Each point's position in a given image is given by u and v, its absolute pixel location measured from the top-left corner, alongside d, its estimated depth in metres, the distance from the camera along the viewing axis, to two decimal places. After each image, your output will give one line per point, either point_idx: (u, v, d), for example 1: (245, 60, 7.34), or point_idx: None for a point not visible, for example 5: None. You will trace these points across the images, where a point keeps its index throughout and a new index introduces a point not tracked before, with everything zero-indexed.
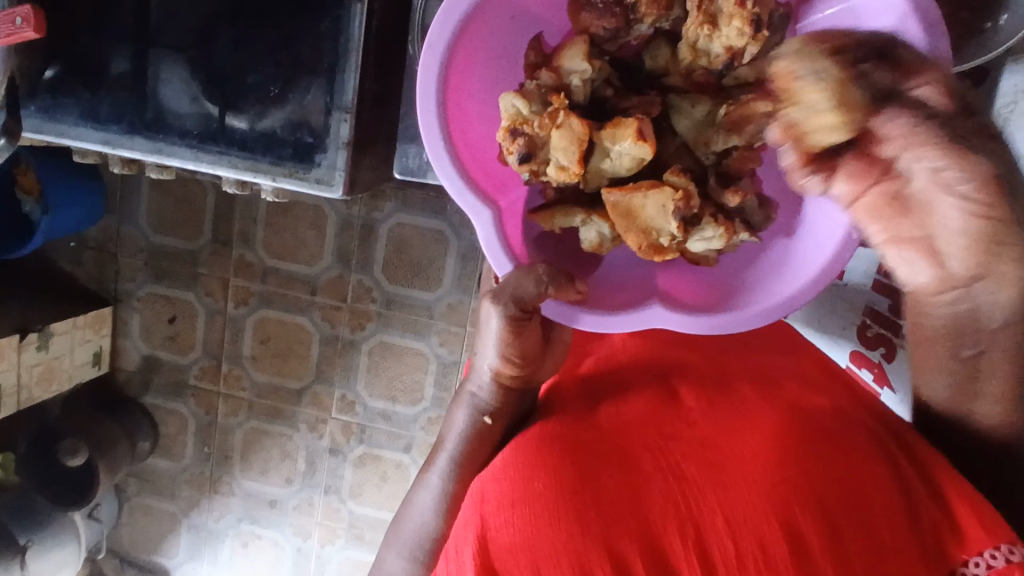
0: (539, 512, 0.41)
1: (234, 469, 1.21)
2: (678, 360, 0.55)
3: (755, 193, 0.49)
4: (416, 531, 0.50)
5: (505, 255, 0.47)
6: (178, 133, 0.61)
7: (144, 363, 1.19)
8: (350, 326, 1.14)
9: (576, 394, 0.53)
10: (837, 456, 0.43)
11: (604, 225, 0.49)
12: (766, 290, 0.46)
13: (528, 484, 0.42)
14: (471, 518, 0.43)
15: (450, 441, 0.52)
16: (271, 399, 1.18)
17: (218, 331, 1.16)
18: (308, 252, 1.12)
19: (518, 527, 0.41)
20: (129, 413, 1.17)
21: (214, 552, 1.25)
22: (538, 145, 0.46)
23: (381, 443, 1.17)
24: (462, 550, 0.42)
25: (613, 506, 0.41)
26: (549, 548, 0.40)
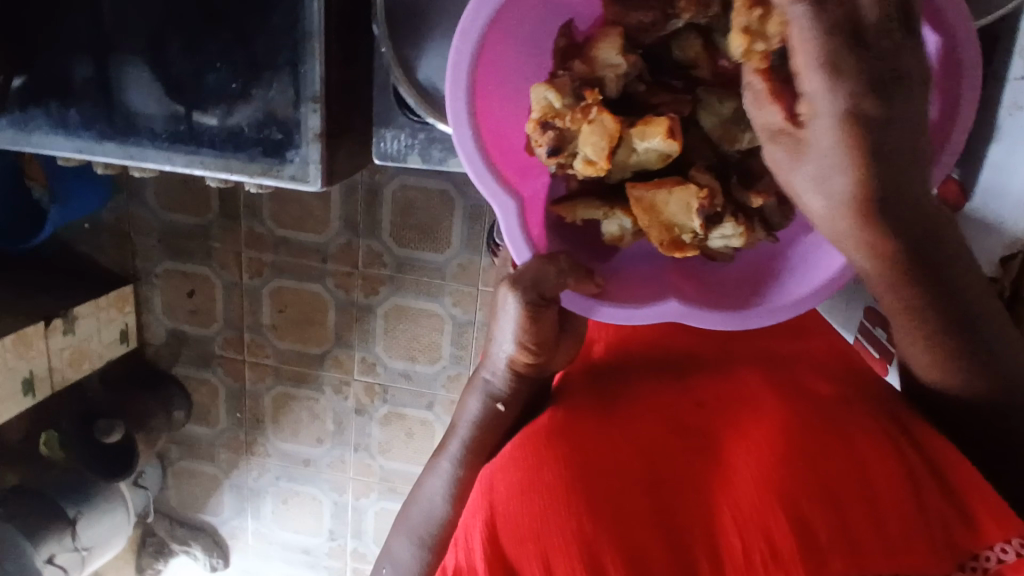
0: (549, 503, 0.46)
1: (267, 432, 1.26)
2: (691, 357, 0.61)
3: (777, 192, 0.51)
4: (426, 513, 0.61)
5: (525, 244, 0.53)
6: (149, 135, 0.69)
7: (171, 336, 1.22)
8: (364, 292, 1.14)
9: (587, 385, 0.59)
10: (836, 443, 0.46)
11: (626, 219, 0.52)
12: (779, 290, 0.52)
13: (536, 476, 0.48)
14: (480, 507, 0.49)
15: (462, 428, 0.61)
16: (296, 365, 1.21)
17: (237, 302, 1.18)
18: (315, 220, 1.12)
19: (526, 515, 0.46)
20: (162, 384, 1.22)
21: (258, 508, 1.31)
22: (568, 138, 0.49)
23: (405, 402, 1.19)
24: (472, 536, 0.48)
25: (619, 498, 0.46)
26: (555, 535, 0.45)
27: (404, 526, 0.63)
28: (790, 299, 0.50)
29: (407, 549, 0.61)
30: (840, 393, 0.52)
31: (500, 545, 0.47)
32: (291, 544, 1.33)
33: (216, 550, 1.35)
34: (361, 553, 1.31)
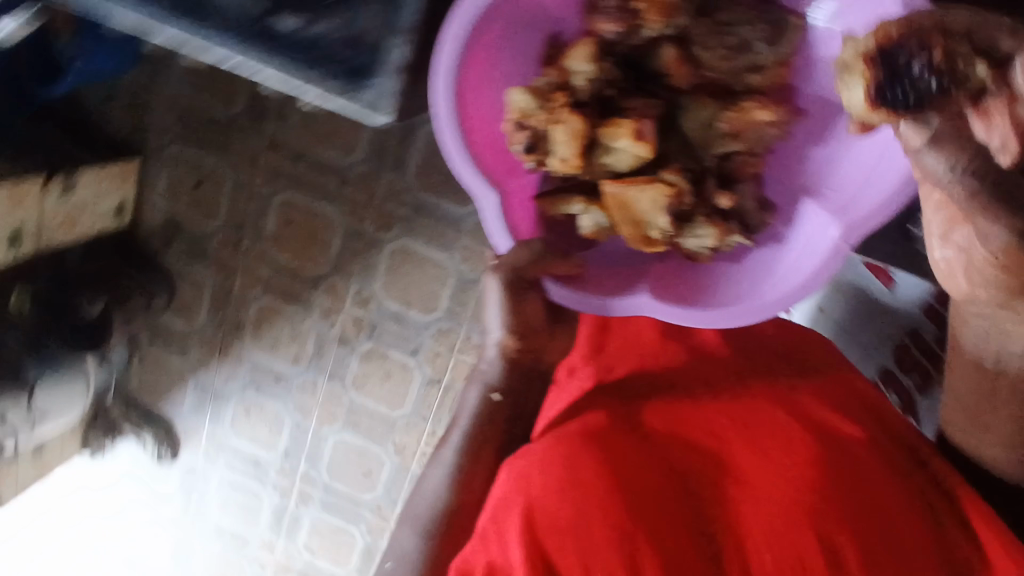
0: (581, 516, 0.58)
1: (245, 339, 1.23)
2: (688, 383, 0.70)
3: (755, 198, 0.60)
4: (427, 504, 0.66)
5: (505, 230, 0.60)
6: (220, 20, 0.63)
7: (167, 222, 1.17)
8: (375, 225, 1.11)
9: (617, 426, 0.66)
10: (807, 505, 0.58)
11: (600, 213, 0.60)
12: (753, 288, 0.58)
13: (571, 476, 0.60)
14: (517, 497, 0.60)
15: (463, 420, 0.69)
16: (288, 281, 1.18)
17: (243, 204, 1.14)
18: (342, 141, 1.07)
19: (564, 507, 0.59)
20: (148, 268, 1.18)
21: (219, 411, 1.30)
22: (542, 138, 0.57)
23: (389, 343, 1.18)
24: (508, 521, 0.59)
25: (651, 514, 0.59)
26: (597, 522, 0.58)
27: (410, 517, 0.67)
28: (779, 297, 0.56)
29: (411, 539, 0.65)
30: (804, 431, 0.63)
31: (537, 545, 0.57)
32: (242, 453, 1.32)
33: (166, 442, 1.33)
34: (309, 477, 1.31)
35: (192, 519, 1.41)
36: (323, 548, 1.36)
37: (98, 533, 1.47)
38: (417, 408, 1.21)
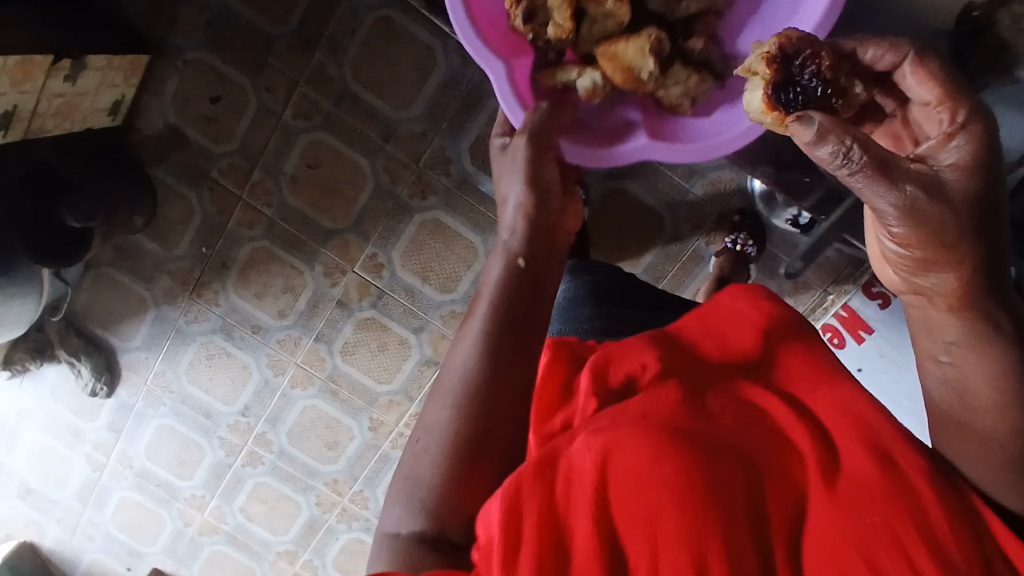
0: (664, 492, 0.38)
1: (227, 281, 1.11)
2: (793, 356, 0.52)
3: (713, 47, 0.67)
4: (436, 432, 0.45)
5: (517, 100, 0.62)
6: None
7: (165, 132, 1.01)
8: (410, 191, 1.03)
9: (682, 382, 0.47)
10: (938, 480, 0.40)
11: (596, 73, 0.65)
12: (724, 126, 0.65)
13: (642, 462, 0.39)
14: (557, 477, 0.40)
15: (485, 293, 0.48)
16: (295, 228, 1.07)
17: (265, 134, 1.01)
18: (398, 93, 0.98)
19: (641, 510, 0.38)
20: (134, 177, 1.00)
21: (176, 353, 1.16)
22: (540, 10, 0.63)
23: (393, 315, 1.10)
24: (576, 509, 0.39)
25: (724, 514, 0.38)
26: (657, 520, 0.38)
27: (438, 393, 0.47)
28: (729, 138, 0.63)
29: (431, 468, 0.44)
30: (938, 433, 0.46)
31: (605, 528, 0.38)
32: (193, 401, 1.19)
33: (106, 375, 1.16)
34: (266, 439, 1.21)
35: (114, 463, 1.25)
36: (261, 514, 1.27)
37: None
38: (406, 387, 1.15)
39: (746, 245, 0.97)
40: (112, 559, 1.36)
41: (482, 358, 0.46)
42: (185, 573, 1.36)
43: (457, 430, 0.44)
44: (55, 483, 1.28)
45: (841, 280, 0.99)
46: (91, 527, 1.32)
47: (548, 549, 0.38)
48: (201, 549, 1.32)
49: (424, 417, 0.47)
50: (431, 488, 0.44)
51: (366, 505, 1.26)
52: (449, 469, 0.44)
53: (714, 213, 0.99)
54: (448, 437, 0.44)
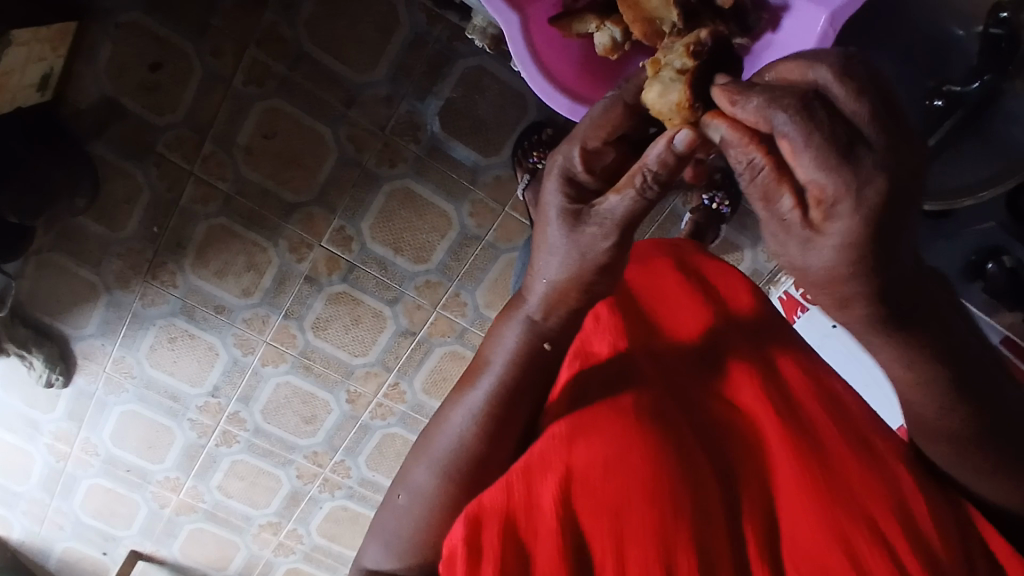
0: (630, 482, 0.42)
1: (184, 261, 1.04)
2: (722, 339, 0.56)
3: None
4: (451, 441, 0.45)
5: (531, 61, 0.60)
6: None
7: (101, 104, 0.91)
8: (378, 159, 0.98)
9: (648, 370, 0.52)
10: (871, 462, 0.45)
11: (615, 29, 0.59)
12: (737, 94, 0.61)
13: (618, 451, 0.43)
14: (543, 458, 0.42)
15: (496, 359, 0.45)
16: (254, 202, 1.00)
17: (215, 103, 0.93)
18: (360, 54, 0.91)
19: (605, 484, 0.42)
20: (72, 160, 0.89)
21: (135, 338, 1.10)
22: None
23: (366, 289, 1.07)
24: (542, 485, 0.41)
25: (696, 499, 0.42)
26: (629, 501, 0.41)
27: (424, 453, 0.46)
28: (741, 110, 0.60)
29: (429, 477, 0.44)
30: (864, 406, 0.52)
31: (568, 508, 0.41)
32: (158, 385, 1.14)
33: (60, 365, 1.09)
34: (239, 417, 1.18)
35: (77, 452, 1.20)
36: (240, 490, 1.26)
37: None
38: (382, 358, 1.13)
39: (722, 205, 0.96)
40: (86, 545, 1.33)
41: (479, 429, 0.44)
42: (164, 552, 1.34)
43: (449, 501, 0.44)
44: (15, 476, 1.23)
45: None
46: (60, 516, 1.28)
47: (516, 538, 0.40)
48: (180, 528, 1.31)
49: (408, 475, 0.46)
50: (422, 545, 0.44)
51: (348, 474, 1.26)
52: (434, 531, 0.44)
53: None
54: (437, 502, 0.44)
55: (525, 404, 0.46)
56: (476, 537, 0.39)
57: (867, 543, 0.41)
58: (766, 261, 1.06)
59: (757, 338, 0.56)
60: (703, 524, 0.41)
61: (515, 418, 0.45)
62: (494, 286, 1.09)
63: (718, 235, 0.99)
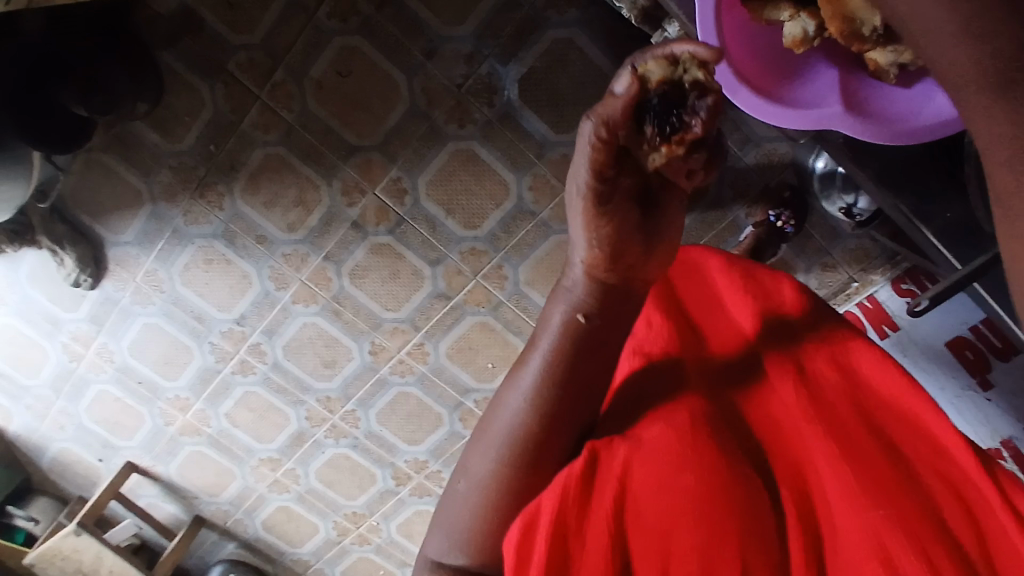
0: (673, 500, 0.45)
1: (235, 185, 1.03)
2: (766, 348, 0.58)
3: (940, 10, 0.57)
4: (505, 426, 0.51)
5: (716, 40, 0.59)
6: None
7: (180, 13, 0.89)
8: (447, 117, 0.96)
9: (690, 378, 0.54)
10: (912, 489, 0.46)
11: (808, 23, 0.59)
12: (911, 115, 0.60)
13: (666, 476, 0.45)
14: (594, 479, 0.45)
15: (542, 341, 0.53)
16: (315, 138, 0.99)
17: (295, 30, 0.90)
18: (449, 6, 0.89)
19: (654, 507, 0.45)
20: (139, 66, 0.88)
21: (171, 254, 1.09)
22: None
23: (411, 245, 1.06)
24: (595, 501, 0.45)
25: (742, 515, 0.44)
26: (676, 517, 0.44)
27: (484, 441, 0.52)
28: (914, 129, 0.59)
29: (484, 465, 0.51)
30: (920, 393, 0.51)
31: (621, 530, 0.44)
32: (185, 304, 1.14)
33: (91, 267, 1.08)
34: (260, 349, 1.17)
35: (93, 356, 1.20)
36: (247, 421, 1.26)
37: None
38: (412, 317, 1.12)
39: (786, 223, 0.95)
40: (84, 449, 1.33)
41: (533, 412, 0.51)
42: (160, 469, 1.35)
43: (504, 485, 0.50)
44: (26, 370, 1.23)
45: (869, 270, 1.03)
46: (64, 416, 1.29)
47: (565, 539, 0.43)
48: (181, 448, 1.31)
49: (467, 464, 0.52)
50: (478, 535, 0.50)
51: (356, 425, 1.26)
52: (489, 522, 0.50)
53: (760, 184, 0.95)
54: (494, 487, 0.50)
55: (574, 407, 0.52)
56: (530, 535, 0.44)
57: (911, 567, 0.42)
58: (817, 287, 1.05)
59: (795, 339, 0.57)
60: (751, 540, 0.44)
61: (567, 404, 0.51)
62: (539, 264, 1.08)
63: (777, 252, 0.98)
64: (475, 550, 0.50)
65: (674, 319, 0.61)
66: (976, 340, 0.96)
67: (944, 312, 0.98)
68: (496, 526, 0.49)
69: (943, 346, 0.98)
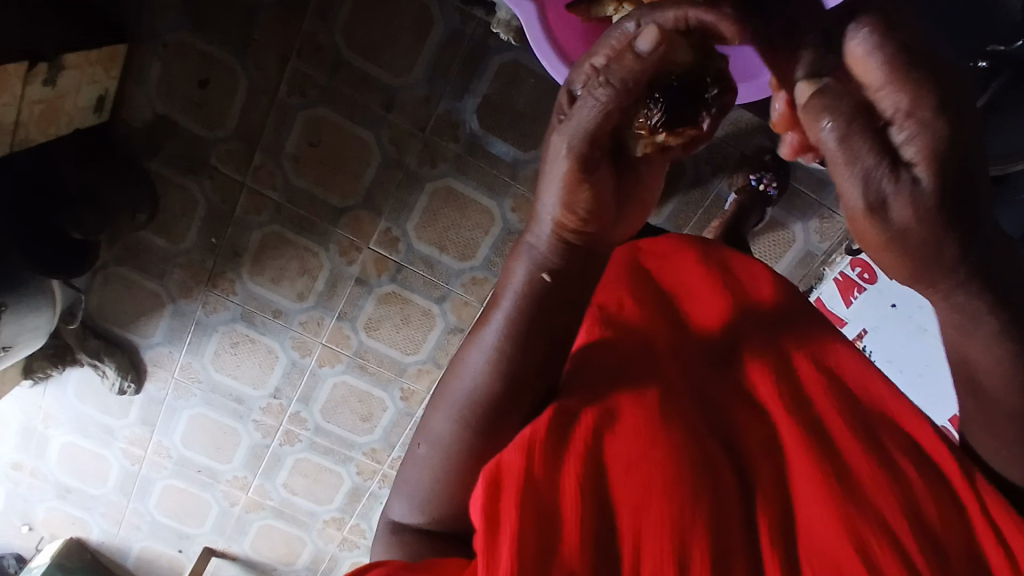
0: (647, 475, 0.43)
1: (241, 269, 1.08)
2: (743, 326, 0.58)
3: None
4: (463, 394, 0.47)
5: None
6: None
7: (155, 123, 0.96)
8: (419, 160, 0.99)
9: (667, 355, 0.53)
10: (890, 464, 0.46)
11: None
12: None
13: (638, 453, 0.44)
14: (562, 453, 0.43)
15: (504, 299, 0.46)
16: (304, 209, 1.03)
17: (261, 114, 0.96)
18: (396, 57, 0.92)
19: (624, 485, 0.43)
20: (129, 181, 0.95)
21: (199, 344, 1.15)
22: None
23: (414, 288, 1.09)
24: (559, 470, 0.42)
25: (715, 495, 0.43)
26: (648, 494, 0.42)
27: (443, 402, 0.48)
28: None
29: (444, 427, 0.47)
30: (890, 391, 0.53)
31: (587, 503, 0.42)
32: (223, 388, 1.19)
33: (131, 372, 1.15)
34: (300, 417, 1.22)
35: (151, 454, 1.27)
36: (304, 487, 1.31)
37: (30, 463, 1.30)
38: (433, 355, 1.15)
39: (769, 185, 0.94)
40: (163, 543, 1.40)
41: (496, 381, 0.46)
42: (236, 548, 1.41)
43: (466, 450, 0.47)
44: (95, 480, 1.30)
45: None
46: (137, 517, 1.36)
47: (536, 496, 0.41)
48: (250, 524, 1.36)
49: (427, 427, 0.49)
50: (438, 499, 0.49)
51: None
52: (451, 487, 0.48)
53: (738, 154, 0.96)
54: (453, 454, 0.47)
55: (546, 369, 0.47)
56: (497, 494, 0.41)
57: (878, 538, 0.42)
58: (819, 241, 1.01)
59: (777, 330, 0.57)
60: (723, 515, 0.43)
61: (540, 367, 0.47)
62: None
63: (764, 217, 0.97)
64: (437, 512, 0.49)
65: (644, 291, 0.60)
66: None
67: None
68: (456, 492, 0.48)
69: None
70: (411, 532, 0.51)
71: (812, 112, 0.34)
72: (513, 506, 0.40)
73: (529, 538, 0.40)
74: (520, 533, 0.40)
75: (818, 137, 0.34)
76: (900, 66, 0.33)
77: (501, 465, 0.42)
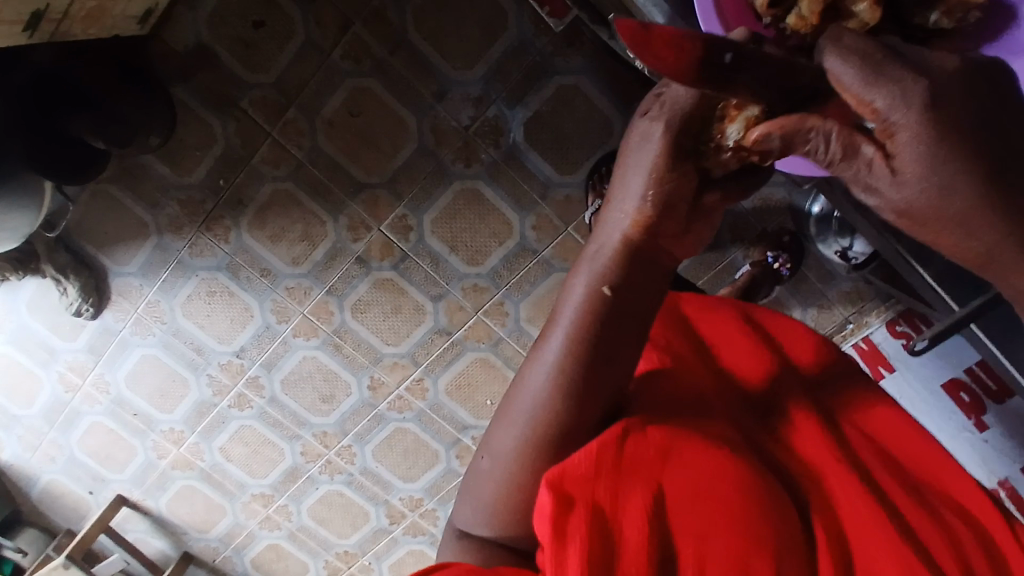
0: (715, 508, 0.44)
1: (242, 220, 1.03)
2: (784, 380, 0.59)
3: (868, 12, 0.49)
4: (530, 408, 0.47)
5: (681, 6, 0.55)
6: None
7: (196, 51, 0.92)
8: (454, 156, 0.99)
9: (721, 408, 0.54)
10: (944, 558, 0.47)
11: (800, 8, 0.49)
12: None
13: (706, 485, 0.44)
14: (628, 480, 0.43)
15: (565, 314, 0.46)
16: (324, 174, 1.00)
17: (308, 71, 0.93)
18: (459, 52, 0.92)
19: (691, 516, 0.43)
20: (155, 102, 0.91)
21: (174, 286, 1.09)
22: None
23: (413, 280, 1.07)
24: (628, 499, 0.42)
25: (783, 539, 0.44)
26: (713, 522, 0.43)
27: (506, 417, 0.48)
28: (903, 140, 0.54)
29: (508, 441, 0.47)
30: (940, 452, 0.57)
31: (653, 531, 0.42)
32: (186, 335, 1.13)
33: (94, 297, 1.08)
34: (258, 383, 1.17)
35: (89, 387, 1.19)
36: (241, 455, 1.25)
37: None
38: (413, 352, 1.13)
39: (783, 265, 0.97)
40: (74, 482, 1.31)
41: (559, 396, 0.46)
42: (150, 504, 1.33)
43: (531, 468, 0.46)
44: (20, 401, 1.21)
45: (864, 312, 1.03)
46: (55, 448, 1.27)
47: (603, 522, 0.41)
48: (172, 482, 1.29)
49: (492, 439, 0.49)
50: (499, 514, 0.48)
51: (352, 461, 1.25)
52: (513, 502, 0.47)
53: (758, 228, 0.98)
54: (517, 466, 0.47)
55: (612, 388, 0.47)
56: (562, 512, 0.41)
57: None
58: (813, 328, 1.05)
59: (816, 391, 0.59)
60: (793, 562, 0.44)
61: (607, 384, 0.47)
62: (539, 302, 1.09)
63: (770, 293, 1.00)
64: (503, 530, 0.48)
65: (690, 334, 0.60)
66: (973, 381, 0.95)
67: (941, 352, 0.97)
68: (520, 506, 0.47)
69: (940, 388, 0.97)
70: (475, 541, 0.50)
71: (851, 140, 0.34)
72: (581, 525, 0.41)
73: (594, 558, 0.40)
74: (589, 552, 0.40)
75: (862, 166, 0.35)
76: (878, 69, 0.33)
77: (566, 476, 0.42)
